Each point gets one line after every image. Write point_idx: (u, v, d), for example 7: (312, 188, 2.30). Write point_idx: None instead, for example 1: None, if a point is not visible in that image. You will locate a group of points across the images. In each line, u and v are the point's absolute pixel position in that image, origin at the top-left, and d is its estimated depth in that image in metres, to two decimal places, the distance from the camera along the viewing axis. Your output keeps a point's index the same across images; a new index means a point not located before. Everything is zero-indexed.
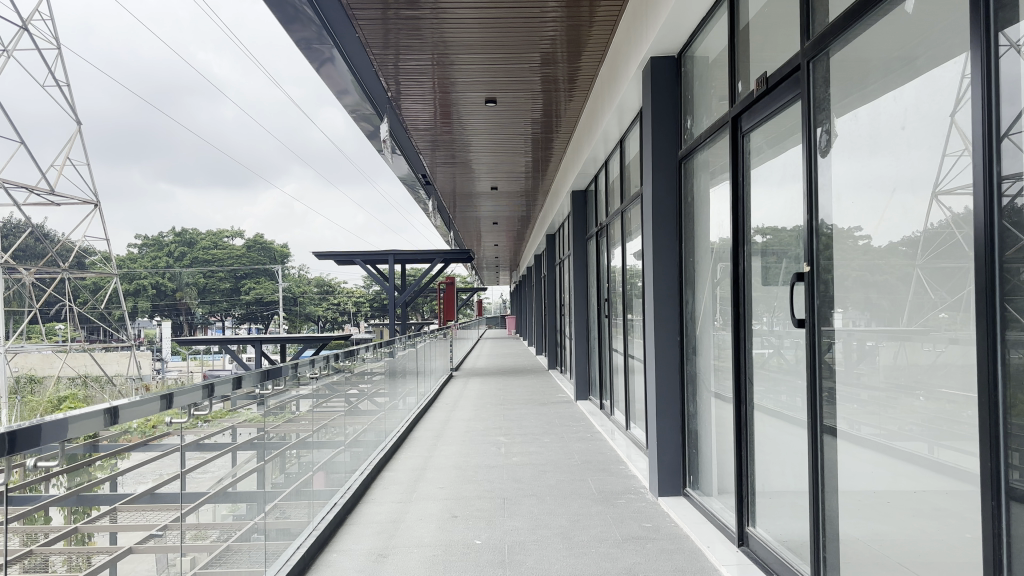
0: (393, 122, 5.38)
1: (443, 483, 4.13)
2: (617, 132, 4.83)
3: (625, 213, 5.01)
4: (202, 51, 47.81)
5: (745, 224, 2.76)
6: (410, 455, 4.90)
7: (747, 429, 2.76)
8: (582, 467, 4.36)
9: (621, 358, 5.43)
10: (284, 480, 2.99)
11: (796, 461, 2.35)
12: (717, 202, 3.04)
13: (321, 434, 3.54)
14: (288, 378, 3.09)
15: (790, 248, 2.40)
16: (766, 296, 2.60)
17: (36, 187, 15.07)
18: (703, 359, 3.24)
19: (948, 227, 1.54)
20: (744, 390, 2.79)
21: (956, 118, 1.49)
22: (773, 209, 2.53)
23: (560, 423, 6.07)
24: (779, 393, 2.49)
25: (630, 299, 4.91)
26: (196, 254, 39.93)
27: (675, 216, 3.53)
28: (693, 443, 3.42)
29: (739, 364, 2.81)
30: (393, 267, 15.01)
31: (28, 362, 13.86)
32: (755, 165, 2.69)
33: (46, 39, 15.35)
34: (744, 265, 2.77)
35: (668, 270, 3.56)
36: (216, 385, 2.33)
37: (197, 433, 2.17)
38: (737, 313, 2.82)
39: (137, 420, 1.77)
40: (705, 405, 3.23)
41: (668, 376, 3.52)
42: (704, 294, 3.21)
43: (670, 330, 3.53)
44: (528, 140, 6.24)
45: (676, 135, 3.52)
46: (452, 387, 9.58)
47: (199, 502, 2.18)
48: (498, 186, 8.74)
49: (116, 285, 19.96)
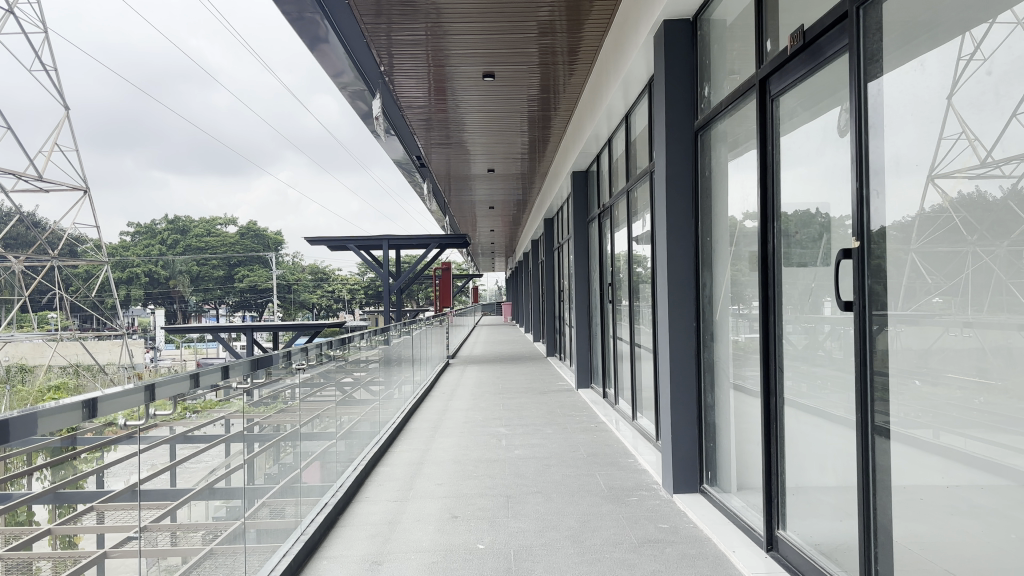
0: (383, 98, 5.27)
1: (442, 479, 4.04)
2: (622, 107, 4.72)
3: (632, 193, 4.89)
4: (193, 37, 47.49)
5: (775, 200, 2.56)
6: (407, 449, 4.81)
7: (778, 424, 2.55)
8: (587, 460, 4.28)
9: (626, 346, 5.36)
10: (275, 473, 2.91)
11: (823, 457, 2.22)
12: (738, 177, 2.92)
13: (314, 425, 3.45)
14: (280, 366, 3.00)
15: (818, 229, 2.25)
16: (799, 282, 2.39)
17: (24, 174, 14.85)
18: (721, 347, 3.15)
19: (944, 211, 1.62)
20: (772, 382, 2.58)
21: (953, 103, 1.57)
22: (808, 178, 2.30)
23: (562, 413, 5.97)
24: (802, 384, 2.37)
25: (637, 285, 4.79)
26: (190, 241, 39.71)
27: (691, 194, 3.41)
28: (710, 433, 3.33)
29: (766, 353, 2.61)
30: (388, 253, 14.89)
31: (19, 351, 13.73)
32: (784, 134, 2.49)
33: (33, 22, 15.09)
34: (774, 245, 2.57)
35: (684, 252, 3.44)
36: (204, 374, 2.24)
37: (186, 424, 2.08)
38: (765, 297, 2.61)
39: (122, 411, 1.69)
40: (723, 397, 3.14)
41: (683, 365, 3.42)
42: (724, 276, 3.10)
43: (687, 315, 3.42)
44: (525, 118, 6.14)
45: (692, 106, 3.41)
46: (448, 375, 9.50)
47: (189, 496, 2.12)
48: (496, 168, 8.65)
49: (107, 273, 19.75)
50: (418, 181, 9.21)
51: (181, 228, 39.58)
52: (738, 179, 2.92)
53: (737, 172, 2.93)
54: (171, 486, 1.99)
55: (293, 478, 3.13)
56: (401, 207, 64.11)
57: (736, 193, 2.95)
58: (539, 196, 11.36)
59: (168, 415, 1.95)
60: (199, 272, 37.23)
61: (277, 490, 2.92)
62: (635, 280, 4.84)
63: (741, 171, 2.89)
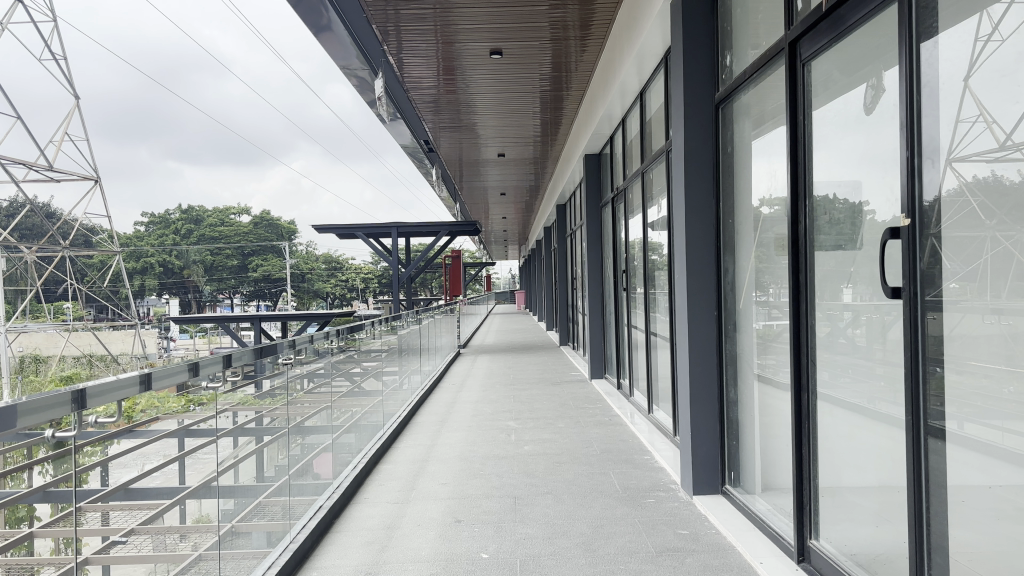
0: (386, 76, 5.16)
1: (447, 477, 3.93)
2: (636, 83, 4.61)
3: (647, 173, 4.78)
4: (205, 27, 47.54)
5: (807, 177, 2.40)
6: (413, 443, 4.72)
7: (810, 421, 2.41)
8: (601, 457, 4.20)
9: (641, 334, 5.28)
10: (282, 466, 2.84)
11: (860, 457, 2.09)
12: (761, 157, 2.81)
13: (321, 416, 3.39)
14: (286, 355, 2.94)
15: (848, 218, 2.12)
16: (828, 269, 2.27)
17: (35, 165, 14.86)
18: (745, 337, 3.04)
19: (961, 194, 1.57)
20: (804, 376, 2.45)
21: (970, 84, 1.53)
22: (841, 155, 2.16)
23: (573, 406, 5.88)
24: (836, 381, 2.23)
25: (653, 272, 4.70)
26: (203, 231, 39.86)
27: (712, 172, 3.31)
28: (733, 428, 3.23)
29: (797, 344, 2.48)
30: (397, 241, 14.82)
31: (33, 341, 13.80)
32: (815, 107, 2.34)
33: (41, 12, 15.04)
34: (805, 227, 2.42)
35: (705, 235, 3.33)
36: (203, 364, 2.15)
37: (190, 417, 2.04)
38: (796, 283, 2.46)
39: (122, 403, 1.65)
40: (747, 389, 3.04)
41: (705, 356, 3.32)
42: (748, 261, 2.98)
43: (708, 302, 3.32)
44: (535, 99, 6.03)
45: (713, 77, 3.29)
46: (459, 364, 9.46)
47: (200, 488, 2.10)
48: (506, 153, 8.56)
49: (119, 263, 19.76)
50: (427, 167, 9.12)
51: (194, 218, 39.69)
52: (762, 156, 2.80)
53: (761, 150, 2.81)
54: (180, 480, 1.96)
55: (302, 469, 3.10)
56: (414, 196, 64.25)
57: (761, 171, 2.81)
58: (551, 181, 11.29)
59: (173, 408, 1.92)
60: (213, 262, 37.45)
61: (287, 484, 2.90)
62: (651, 268, 4.74)
63: (764, 151, 2.78)
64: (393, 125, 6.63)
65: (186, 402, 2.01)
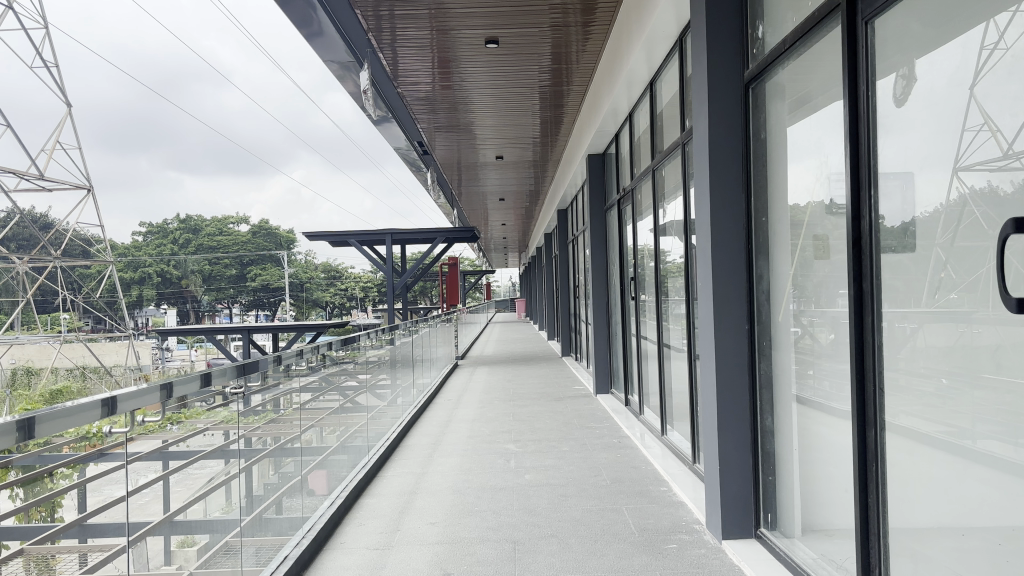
0: (372, 70, 4.95)
1: (437, 516, 3.59)
2: (646, 73, 4.48)
3: (658, 172, 4.66)
4: (204, 37, 47.68)
5: (871, 162, 2.05)
6: (401, 471, 4.41)
7: (881, 462, 2.04)
8: (611, 490, 3.94)
9: (652, 347, 5.11)
10: (247, 503, 2.52)
11: (937, 499, 1.79)
12: (795, 150, 2.63)
13: (312, 433, 3.29)
14: (272, 370, 2.78)
15: (895, 237, 1.95)
16: (895, 278, 1.96)
17: (26, 174, 14.70)
18: (782, 356, 2.80)
19: (967, 201, 1.64)
20: (869, 406, 2.07)
21: (975, 93, 1.60)
22: (906, 144, 1.88)
23: (577, 427, 5.66)
24: (907, 412, 1.90)
25: (666, 279, 4.52)
26: (202, 241, 39.85)
27: (741, 162, 3.09)
28: (768, 461, 2.97)
29: (859, 369, 2.11)
30: (391, 249, 14.67)
31: (25, 353, 13.67)
32: (882, 75, 2.00)
33: (33, 18, 14.93)
34: (871, 221, 2.06)
35: (734, 237, 3.09)
36: (177, 384, 1.99)
37: (169, 438, 1.92)
38: (858, 293, 2.11)
39: (92, 425, 1.55)
40: (783, 411, 2.81)
41: (733, 373, 3.06)
42: (786, 272, 2.73)
43: (738, 314, 3.08)
44: (534, 95, 5.90)
45: (739, 57, 3.07)
46: (456, 378, 9.24)
47: (184, 506, 2.04)
48: (504, 155, 8.44)
49: (113, 273, 19.59)
50: (424, 171, 8.97)
51: (192, 227, 39.73)
52: (806, 145, 2.54)
53: (796, 141, 2.62)
54: (165, 504, 1.92)
55: (294, 486, 3.04)
56: (414, 205, 64.40)
57: (809, 161, 2.51)
58: (551, 186, 11.18)
59: (155, 427, 1.84)
60: (211, 272, 37.42)
61: (275, 501, 2.81)
62: (664, 277, 4.55)
63: (802, 142, 2.57)
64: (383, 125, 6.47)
65: (167, 419, 1.91)
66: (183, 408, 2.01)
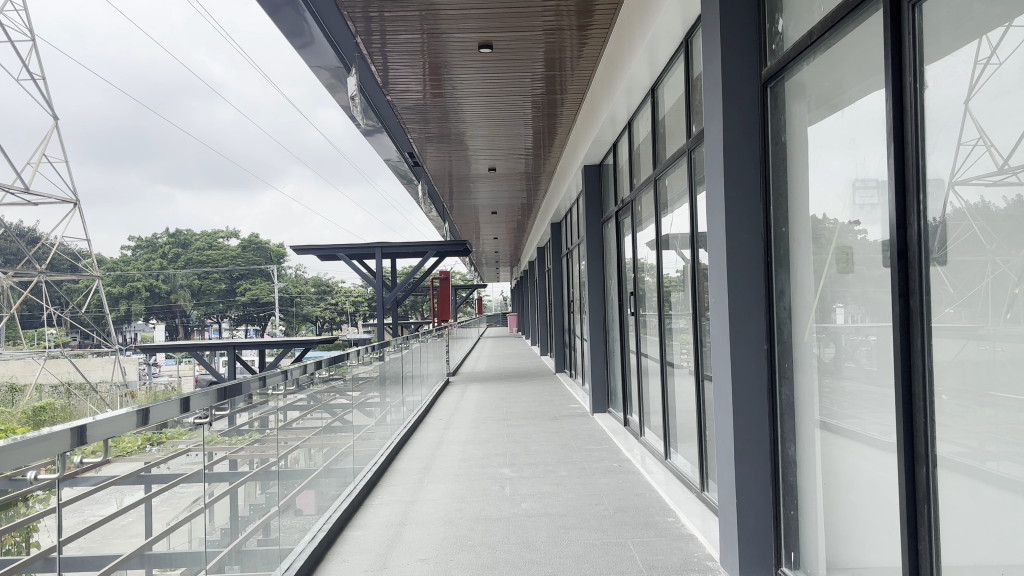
0: (360, 76, 4.87)
1: (427, 551, 3.34)
2: (646, 78, 4.40)
3: (659, 180, 4.58)
4: (195, 52, 47.67)
5: (918, 165, 1.81)
6: (389, 499, 4.21)
7: (933, 503, 1.79)
8: (614, 520, 3.73)
9: (654, 364, 4.99)
10: (231, 526, 2.44)
11: (998, 545, 1.56)
12: (821, 150, 2.44)
13: (294, 457, 3.12)
14: (251, 394, 2.62)
15: (936, 245, 1.77)
16: (943, 294, 1.74)
17: (12, 187, 14.53)
18: (804, 378, 2.62)
19: (965, 217, 1.65)
20: (925, 440, 1.81)
21: (971, 108, 1.61)
22: (939, 149, 1.74)
23: (576, 450, 5.51)
24: (964, 444, 1.67)
25: (668, 295, 4.45)
26: (191, 255, 39.67)
27: (759, 169, 2.89)
28: (790, 494, 2.75)
29: (907, 398, 1.87)
30: (381, 263, 14.57)
31: (10, 368, 13.47)
32: (931, 61, 1.77)
33: (21, 30, 14.84)
34: (919, 229, 1.82)
35: (751, 249, 2.89)
36: (154, 407, 1.89)
37: (152, 462, 1.85)
38: (905, 312, 1.87)
39: (61, 452, 1.45)
40: (806, 436, 2.61)
41: (750, 394, 2.86)
42: (809, 288, 2.54)
43: (753, 332, 2.87)
44: (529, 102, 5.82)
45: (756, 54, 2.89)
46: (448, 396, 9.07)
47: (169, 529, 1.98)
48: (497, 167, 8.37)
49: (99, 288, 19.40)
50: (415, 184, 8.89)
51: (182, 242, 39.58)
52: (834, 146, 2.34)
53: (818, 141, 2.47)
54: (148, 526, 1.84)
55: (285, 503, 3.01)
56: (406, 220, 64.36)
57: (841, 161, 2.29)
58: (545, 199, 11.11)
59: (133, 450, 1.75)
60: (200, 287, 37.17)
61: (262, 524, 2.75)
62: (667, 291, 4.46)
63: (827, 141, 2.40)
64: (374, 135, 6.40)
65: (146, 440, 1.82)
66: (162, 430, 1.92)
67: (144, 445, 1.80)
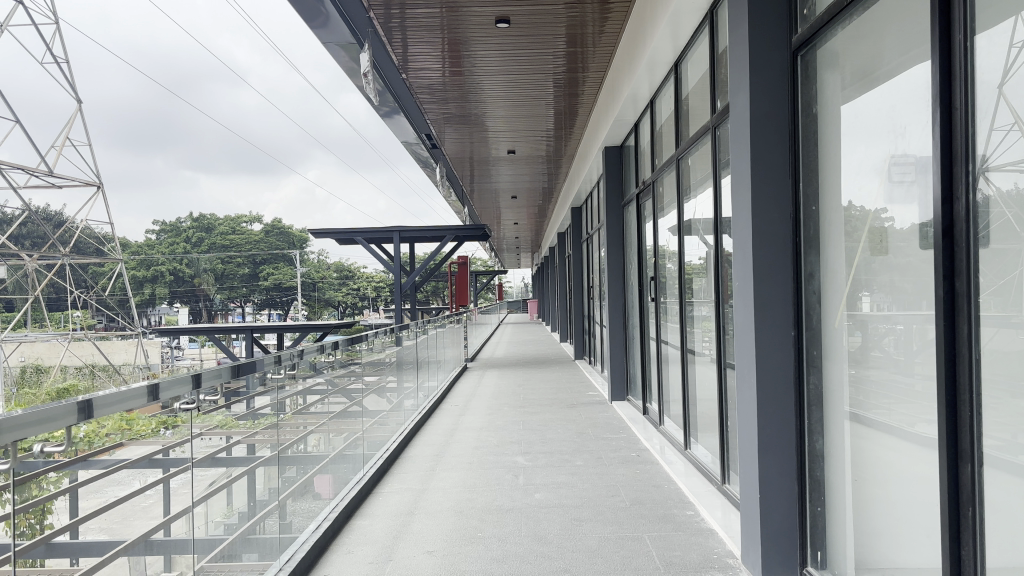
0: (373, 52, 4.79)
1: (434, 543, 3.23)
2: (670, 53, 4.33)
3: (682, 161, 4.51)
4: (218, 36, 47.85)
5: (969, 138, 1.70)
6: (400, 487, 4.15)
7: (977, 505, 1.68)
8: (630, 513, 3.64)
9: (674, 351, 4.93)
10: (249, 508, 2.43)
11: None
12: (857, 128, 2.34)
13: (309, 441, 3.10)
14: (268, 373, 2.60)
15: (980, 226, 1.68)
16: (990, 279, 1.63)
17: (36, 170, 14.68)
18: (833, 366, 2.54)
19: (997, 203, 1.60)
20: (970, 437, 1.70)
21: (1004, 91, 1.56)
22: (983, 124, 1.65)
23: (593, 439, 5.45)
24: (1008, 443, 1.57)
25: (690, 281, 4.40)
26: (215, 240, 40.02)
27: (790, 146, 2.80)
28: (817, 489, 2.67)
29: (952, 393, 1.76)
30: (399, 248, 14.55)
31: (34, 351, 13.65)
32: (982, 29, 1.65)
33: (44, 14, 14.93)
34: (968, 204, 1.70)
35: (778, 231, 2.81)
36: (168, 386, 1.87)
37: (166, 442, 1.83)
38: (949, 295, 1.76)
39: (69, 431, 1.44)
40: (834, 427, 2.53)
41: (776, 381, 2.80)
42: (840, 274, 2.45)
43: (779, 318, 2.80)
44: (550, 82, 5.76)
45: (787, 27, 2.80)
46: (464, 382, 9.04)
47: (188, 508, 1.98)
48: (517, 150, 8.32)
49: (122, 271, 19.60)
50: (434, 168, 8.85)
51: (205, 226, 39.95)
52: (872, 122, 2.24)
53: (851, 118, 2.39)
54: (165, 506, 1.84)
55: (302, 485, 3.01)
56: (428, 205, 64.45)
57: (880, 139, 2.19)
58: (566, 183, 11.04)
59: (146, 432, 1.72)
60: (223, 271, 37.47)
61: (279, 506, 2.74)
62: (690, 277, 4.39)
63: (865, 118, 2.29)
64: (391, 117, 6.35)
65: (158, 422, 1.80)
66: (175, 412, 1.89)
67: (156, 426, 1.77)
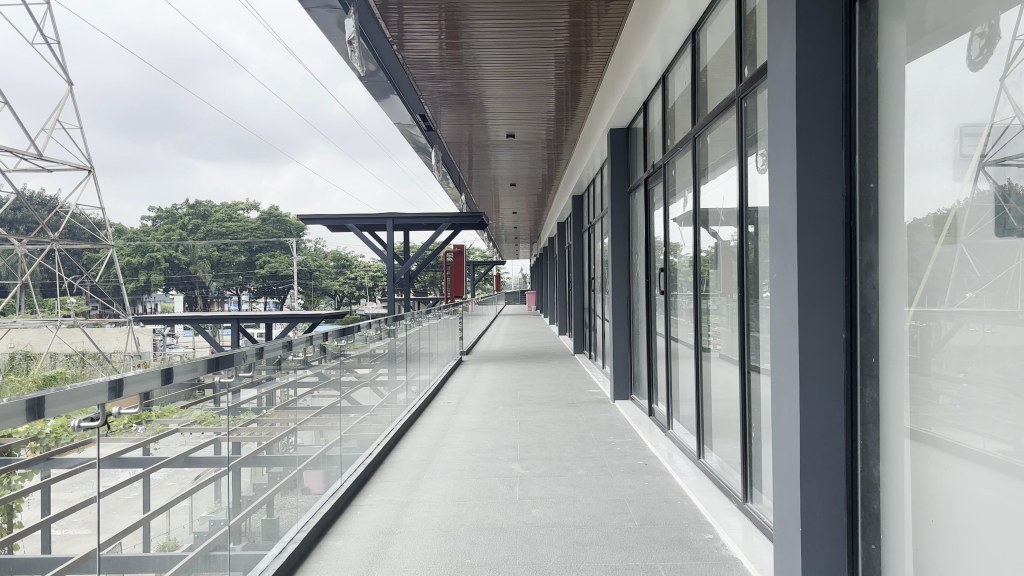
0: (362, 21, 4.67)
1: (423, 570, 3.06)
2: (687, 20, 4.16)
3: (699, 138, 4.35)
4: (219, 23, 47.54)
5: None
6: (381, 500, 4.00)
7: None
8: (632, 537, 3.47)
9: (684, 350, 4.81)
10: (235, 505, 2.34)
11: None
12: (927, 98, 2.04)
13: (295, 439, 2.96)
14: (245, 365, 2.40)
15: None
16: None
17: (28, 153, 14.45)
18: (895, 375, 2.24)
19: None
20: None
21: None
22: None
23: (594, 444, 5.32)
24: None
25: (705, 273, 4.26)
26: (211, 227, 39.80)
27: (842, 113, 2.44)
28: (874, 521, 2.37)
29: None
30: (394, 237, 14.40)
31: (25, 337, 13.45)
32: None
33: None
34: None
35: (827, 216, 2.45)
36: (130, 380, 1.68)
37: (137, 437, 1.70)
38: None
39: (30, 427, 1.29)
40: (897, 445, 2.23)
41: (824, 387, 2.43)
42: (904, 272, 2.17)
43: (831, 318, 2.44)
44: (554, 56, 5.56)
45: None
46: (458, 376, 8.90)
47: (169, 502, 1.89)
48: (516, 133, 8.12)
49: (113, 255, 19.42)
50: (429, 152, 8.70)
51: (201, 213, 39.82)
52: (943, 85, 1.95)
53: (917, 83, 2.09)
54: (145, 502, 1.76)
55: (288, 484, 2.91)
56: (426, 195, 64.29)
57: (957, 109, 1.89)
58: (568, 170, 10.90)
59: (117, 428, 1.60)
60: (219, 258, 37.21)
61: (265, 504, 2.63)
62: (704, 269, 4.26)
63: (936, 86, 1.98)
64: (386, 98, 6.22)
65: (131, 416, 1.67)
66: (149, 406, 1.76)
67: (124, 421, 1.64)
